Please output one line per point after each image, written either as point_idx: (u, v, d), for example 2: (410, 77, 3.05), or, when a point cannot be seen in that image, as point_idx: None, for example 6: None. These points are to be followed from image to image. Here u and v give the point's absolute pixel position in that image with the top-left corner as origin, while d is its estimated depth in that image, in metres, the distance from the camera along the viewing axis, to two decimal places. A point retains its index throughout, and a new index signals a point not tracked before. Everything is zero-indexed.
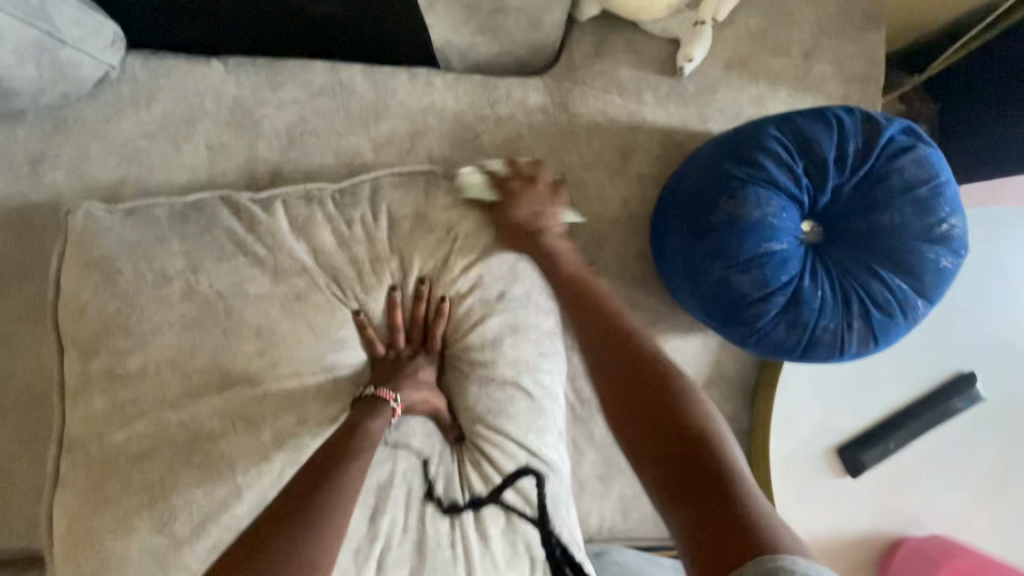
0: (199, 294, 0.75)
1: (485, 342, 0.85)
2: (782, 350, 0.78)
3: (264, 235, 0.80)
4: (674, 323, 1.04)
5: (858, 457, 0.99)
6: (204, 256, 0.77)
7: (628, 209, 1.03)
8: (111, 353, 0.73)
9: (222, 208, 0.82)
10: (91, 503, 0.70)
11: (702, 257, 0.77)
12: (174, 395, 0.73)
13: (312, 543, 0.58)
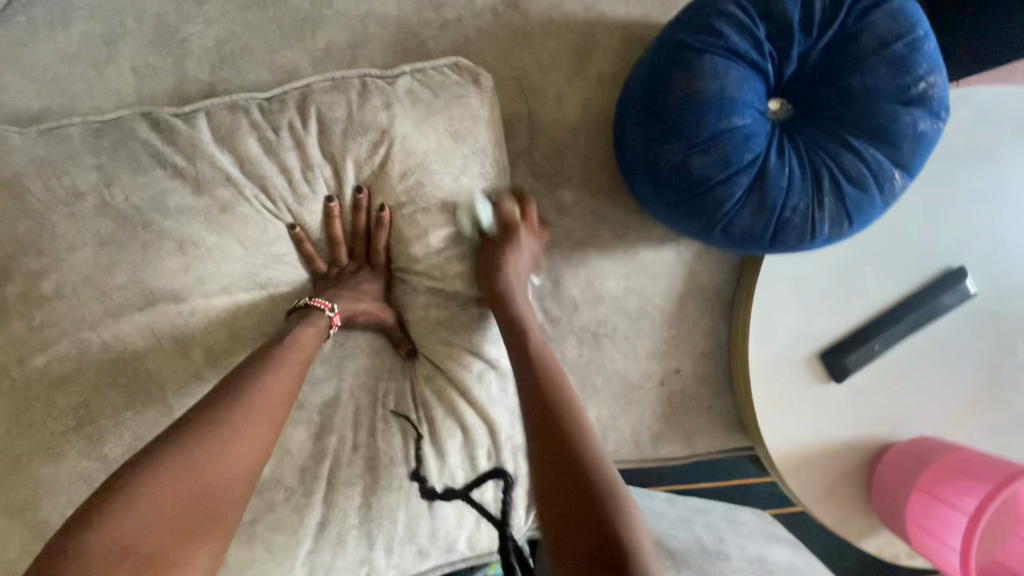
0: (117, 212, 0.74)
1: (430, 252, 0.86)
2: (752, 239, 0.72)
3: (186, 147, 0.79)
4: (645, 235, 0.98)
5: (841, 361, 0.95)
6: (125, 170, 0.77)
7: (589, 114, 0.96)
8: (28, 275, 0.72)
9: (142, 123, 0.82)
10: (33, 423, 0.71)
11: (660, 139, 0.71)
12: (95, 316, 0.72)
13: (227, 441, 0.58)
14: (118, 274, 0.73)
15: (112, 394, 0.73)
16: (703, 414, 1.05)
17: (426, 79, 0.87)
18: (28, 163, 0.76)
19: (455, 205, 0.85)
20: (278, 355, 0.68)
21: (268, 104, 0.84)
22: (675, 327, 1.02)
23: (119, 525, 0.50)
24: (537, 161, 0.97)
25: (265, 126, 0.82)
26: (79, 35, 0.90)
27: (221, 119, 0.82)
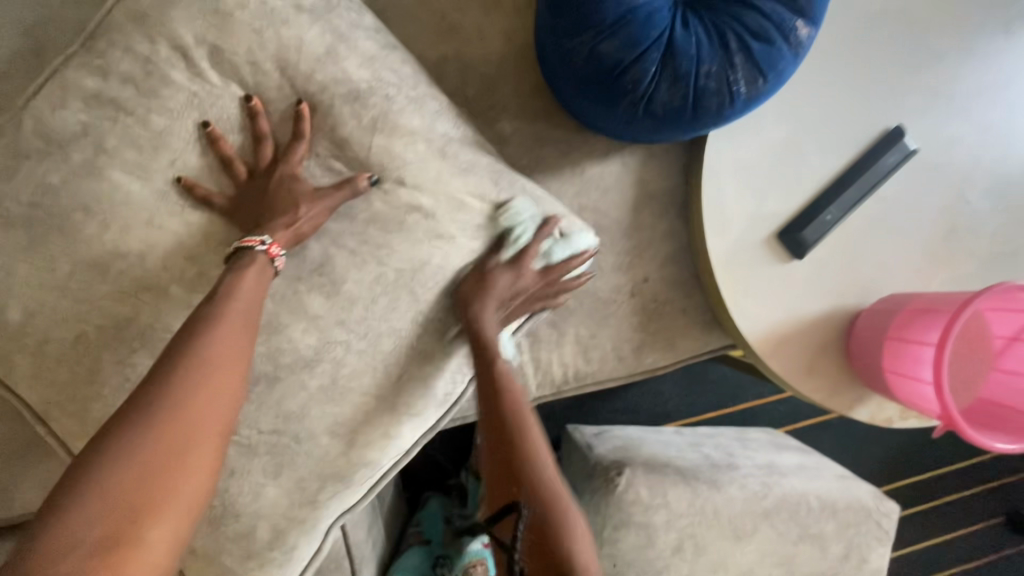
0: (62, 213, 0.74)
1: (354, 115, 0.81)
2: (672, 116, 0.75)
3: (110, 123, 0.76)
4: (589, 151, 1.01)
5: (799, 237, 0.97)
6: (60, 159, 0.75)
7: (513, 43, 0.99)
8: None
9: (45, 105, 0.76)
10: (56, 411, 0.78)
11: (572, 33, 0.74)
12: (58, 317, 0.75)
13: (170, 425, 0.61)
14: (77, 265, 0.75)
15: (106, 375, 0.76)
16: (680, 317, 1.07)
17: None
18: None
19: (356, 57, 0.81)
20: (219, 308, 0.70)
21: (165, 55, 0.77)
22: (634, 237, 1.04)
23: (112, 480, 0.56)
24: (471, 97, 0.99)
25: (174, 84, 0.77)
26: (6, 49, 0.92)
27: (138, 79, 0.76)
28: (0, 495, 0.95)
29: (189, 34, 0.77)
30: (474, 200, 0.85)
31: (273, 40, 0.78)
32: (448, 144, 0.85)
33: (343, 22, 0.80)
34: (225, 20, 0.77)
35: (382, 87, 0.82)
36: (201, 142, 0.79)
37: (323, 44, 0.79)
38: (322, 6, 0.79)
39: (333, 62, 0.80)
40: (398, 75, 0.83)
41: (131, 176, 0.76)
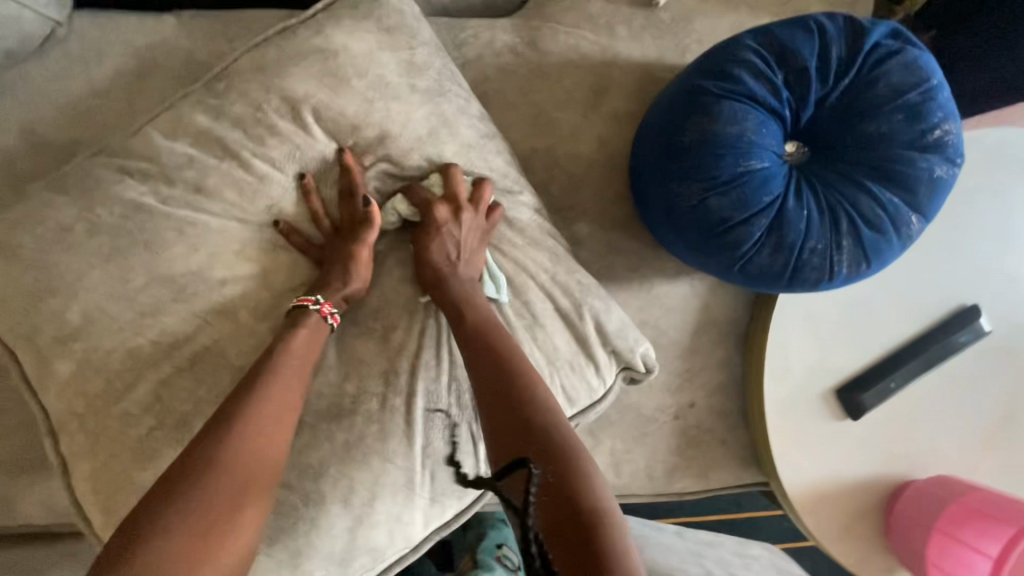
0: (137, 262, 0.74)
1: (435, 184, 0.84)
2: (771, 281, 0.75)
3: (217, 160, 0.79)
4: (660, 269, 0.99)
5: (857, 398, 0.95)
6: (157, 198, 0.77)
7: (606, 150, 0.98)
8: (41, 335, 0.72)
9: (159, 134, 0.79)
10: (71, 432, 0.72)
11: (682, 178, 0.73)
12: (99, 362, 0.72)
13: (222, 483, 0.59)
14: (139, 316, 0.73)
15: (133, 434, 0.71)
16: (718, 448, 1.05)
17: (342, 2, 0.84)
18: (78, 180, 0.78)
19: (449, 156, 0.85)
20: (272, 366, 0.69)
21: (275, 104, 0.80)
22: (689, 360, 1.02)
23: (168, 539, 0.54)
24: (554, 195, 0.98)
25: (282, 135, 0.80)
26: (112, 70, 0.93)
27: (249, 125, 0.79)
28: None
29: (307, 91, 0.80)
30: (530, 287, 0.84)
31: (384, 111, 0.82)
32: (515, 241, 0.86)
33: (451, 107, 0.85)
34: (346, 96, 0.81)
35: (476, 182, 0.85)
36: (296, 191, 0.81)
37: (428, 125, 0.84)
38: (434, 89, 0.84)
39: (434, 144, 0.84)
40: (489, 163, 0.87)
41: (219, 208, 0.78)
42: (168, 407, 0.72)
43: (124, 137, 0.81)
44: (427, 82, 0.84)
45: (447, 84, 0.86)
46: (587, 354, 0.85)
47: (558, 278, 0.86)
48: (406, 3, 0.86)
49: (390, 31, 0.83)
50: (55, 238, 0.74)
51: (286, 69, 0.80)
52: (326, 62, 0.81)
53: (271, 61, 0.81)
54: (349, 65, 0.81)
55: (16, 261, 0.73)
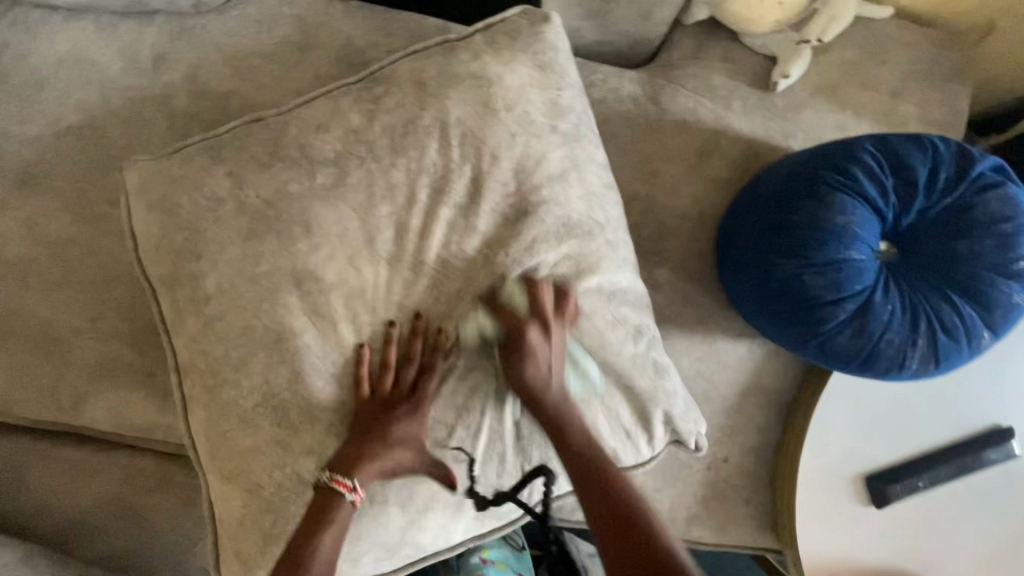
0: (270, 212, 0.77)
1: (547, 225, 0.82)
2: (841, 361, 0.82)
3: (362, 155, 0.80)
4: (725, 326, 1.06)
5: (884, 489, 1.00)
6: (297, 161, 0.80)
7: (700, 208, 1.06)
8: (174, 260, 0.77)
9: (313, 124, 0.81)
10: (191, 377, 0.77)
11: (783, 252, 0.80)
12: (216, 302, 0.76)
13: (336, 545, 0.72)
14: (257, 266, 0.76)
15: (229, 377, 0.75)
16: (740, 506, 1.09)
17: (501, 27, 0.86)
18: (235, 149, 0.80)
19: (570, 180, 0.84)
20: (374, 437, 0.74)
21: (427, 122, 0.81)
22: (732, 418, 1.08)
23: None
24: (643, 237, 1.06)
25: (428, 152, 0.80)
26: (277, 37, 1.02)
27: (398, 134, 0.81)
28: (77, 399, 0.98)
29: (458, 110, 0.81)
30: (618, 346, 0.84)
31: (522, 146, 0.82)
32: (616, 293, 0.85)
33: (583, 154, 0.85)
34: (493, 116, 0.82)
35: (591, 225, 0.84)
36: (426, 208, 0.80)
37: (561, 167, 0.84)
38: (572, 134, 0.85)
39: (561, 184, 0.83)
40: (606, 216, 0.86)
41: (350, 210, 0.78)
42: (273, 390, 0.74)
43: (280, 114, 0.84)
44: (567, 126, 0.85)
45: (584, 131, 0.86)
46: (644, 428, 0.87)
47: (639, 344, 0.86)
48: (561, 39, 0.87)
49: (544, 69, 0.84)
50: (208, 208, 0.77)
51: (444, 91, 0.82)
52: (481, 88, 0.82)
53: (431, 80, 0.83)
54: (502, 99, 0.82)
55: (172, 218, 0.77)
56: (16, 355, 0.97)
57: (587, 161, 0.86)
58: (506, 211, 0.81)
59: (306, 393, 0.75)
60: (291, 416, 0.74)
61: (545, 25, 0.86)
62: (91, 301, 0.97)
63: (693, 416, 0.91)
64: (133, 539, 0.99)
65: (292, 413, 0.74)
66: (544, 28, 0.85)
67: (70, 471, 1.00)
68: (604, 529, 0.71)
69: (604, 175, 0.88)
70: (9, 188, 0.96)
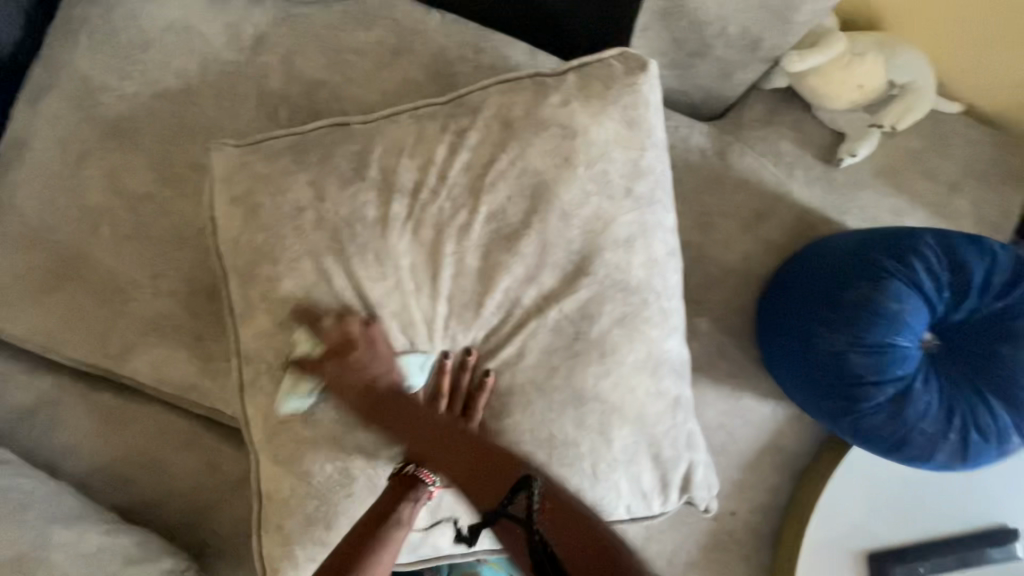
0: (354, 214, 0.80)
1: (607, 282, 0.85)
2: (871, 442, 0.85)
3: (442, 180, 0.82)
4: (754, 385, 1.08)
5: (885, 570, 1.01)
6: (381, 168, 0.82)
7: (749, 266, 1.08)
8: (253, 240, 0.80)
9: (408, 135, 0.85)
10: (255, 364, 0.80)
11: (831, 327, 0.84)
12: (289, 285, 0.79)
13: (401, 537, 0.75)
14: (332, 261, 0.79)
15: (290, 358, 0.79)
16: (739, 561, 1.11)
17: (593, 72, 0.87)
18: (319, 156, 0.84)
19: (636, 244, 0.86)
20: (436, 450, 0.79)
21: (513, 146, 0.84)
22: (746, 474, 1.10)
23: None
24: (689, 286, 1.09)
25: (496, 194, 0.83)
26: (374, 37, 1.06)
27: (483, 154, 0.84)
28: (124, 350, 1.01)
29: (540, 155, 0.83)
30: (656, 417, 0.87)
31: (594, 206, 0.84)
32: (662, 364, 0.87)
33: (652, 220, 0.87)
34: (570, 169, 0.83)
35: (647, 290, 0.86)
36: (489, 245, 0.83)
37: (629, 230, 0.85)
38: (647, 198, 0.86)
39: (628, 248, 0.85)
40: (664, 286, 0.87)
41: (427, 233, 0.81)
42: (336, 394, 0.78)
43: (369, 124, 0.85)
44: (642, 188, 0.86)
45: (658, 195, 0.87)
46: (662, 493, 0.90)
47: (674, 416, 0.89)
48: (650, 97, 0.88)
49: (630, 126, 0.86)
50: (290, 215, 0.80)
51: (530, 135, 0.84)
52: (567, 140, 0.84)
53: (518, 119, 0.84)
54: (585, 149, 0.84)
55: (261, 199, 0.82)
56: (77, 298, 1.01)
57: (654, 226, 0.87)
58: (566, 268, 0.84)
59: (356, 399, 0.78)
60: (352, 418, 0.79)
61: (637, 81, 0.86)
62: (156, 263, 1.01)
63: (709, 489, 0.94)
64: (152, 493, 1.02)
65: (352, 416, 0.79)
66: (638, 79, 0.87)
67: (107, 420, 1.03)
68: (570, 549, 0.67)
69: (670, 244, 0.88)
70: (101, 140, 1.00)
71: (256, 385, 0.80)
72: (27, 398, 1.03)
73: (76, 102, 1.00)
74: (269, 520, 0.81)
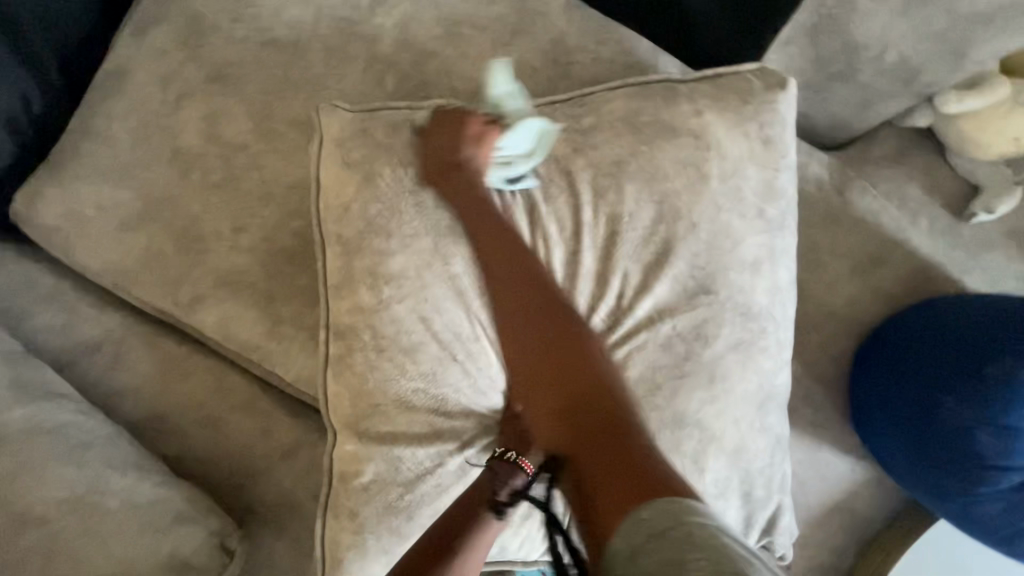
0: None
1: (722, 302, 0.79)
2: (934, 489, 0.88)
3: (564, 178, 0.78)
4: (837, 438, 1.02)
5: None
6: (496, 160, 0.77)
7: (852, 313, 1.01)
8: (359, 215, 0.77)
9: (528, 129, 0.79)
10: (348, 341, 0.78)
11: (962, 401, 0.83)
12: (390, 267, 0.76)
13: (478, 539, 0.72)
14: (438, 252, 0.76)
15: (384, 342, 0.77)
16: None
17: (731, 83, 0.81)
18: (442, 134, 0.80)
19: (761, 269, 0.80)
20: None
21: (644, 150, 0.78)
22: (812, 530, 1.03)
23: None
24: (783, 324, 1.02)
25: (626, 198, 0.77)
26: (494, 15, 1.01)
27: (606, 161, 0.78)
28: (193, 299, 0.98)
29: (673, 162, 0.78)
30: (758, 454, 0.83)
31: (725, 222, 0.79)
32: (771, 399, 0.83)
33: (780, 244, 0.81)
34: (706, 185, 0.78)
35: (765, 320, 0.81)
36: (604, 249, 0.77)
37: (758, 253, 0.80)
38: (777, 222, 0.81)
39: (754, 271, 0.80)
40: (784, 314, 0.83)
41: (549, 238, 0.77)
42: (437, 380, 0.78)
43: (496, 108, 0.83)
44: (773, 212, 0.81)
45: (789, 221, 0.82)
46: (746, 532, 0.87)
47: (771, 458, 0.84)
48: (789, 115, 0.82)
49: (767, 144, 0.80)
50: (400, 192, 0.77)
51: (665, 141, 0.78)
52: (702, 151, 0.79)
53: (654, 125, 0.79)
54: (729, 166, 0.79)
55: (368, 173, 0.77)
56: (157, 240, 0.98)
57: (780, 253, 0.82)
58: (688, 284, 0.78)
59: (454, 386, 0.78)
60: (451, 406, 0.78)
61: (777, 95, 0.81)
62: (241, 214, 0.97)
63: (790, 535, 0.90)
64: (205, 448, 0.99)
65: (450, 407, 0.78)
66: (775, 95, 0.81)
67: (170, 366, 1.01)
68: (553, 416, 0.59)
69: (795, 273, 0.83)
70: (204, 83, 0.97)
71: (347, 364, 0.79)
72: (95, 333, 1.02)
73: (186, 41, 0.98)
74: (339, 504, 0.80)
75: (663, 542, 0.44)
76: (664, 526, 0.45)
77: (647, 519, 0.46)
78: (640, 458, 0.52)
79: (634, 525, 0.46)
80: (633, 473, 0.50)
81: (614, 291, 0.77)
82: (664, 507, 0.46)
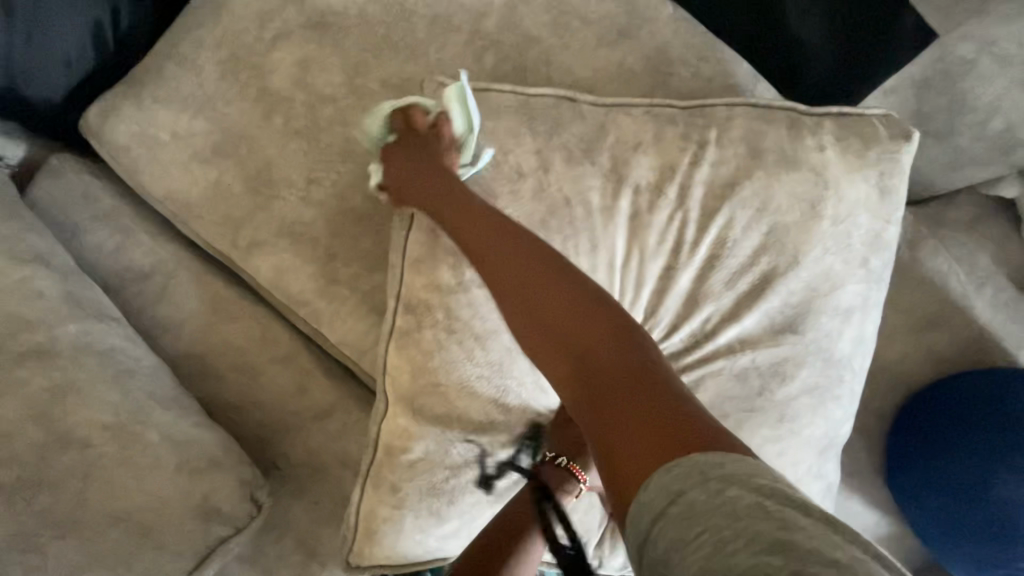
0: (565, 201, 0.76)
1: (804, 344, 0.80)
2: (975, 561, 0.87)
3: (662, 190, 0.77)
4: (866, 490, 1.03)
5: None
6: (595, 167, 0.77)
7: (901, 371, 1.02)
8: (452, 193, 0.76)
9: (632, 141, 0.78)
10: (419, 314, 0.77)
11: (1011, 474, 0.82)
12: None
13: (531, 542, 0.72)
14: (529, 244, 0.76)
15: (457, 324, 0.77)
16: None
17: (855, 126, 0.79)
18: (544, 125, 0.78)
19: (849, 318, 0.81)
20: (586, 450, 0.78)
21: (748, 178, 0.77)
22: None
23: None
24: None
25: (721, 221, 0.77)
26: (603, 11, 0.99)
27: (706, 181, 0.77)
28: (250, 245, 0.96)
29: (784, 193, 0.77)
30: (807, 498, 0.85)
31: (826, 266, 0.79)
32: (830, 447, 0.85)
33: (875, 298, 0.82)
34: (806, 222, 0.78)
35: (843, 368, 0.82)
36: (698, 271, 0.78)
37: (850, 303, 0.81)
38: (876, 276, 0.81)
39: (844, 318, 0.81)
40: (861, 367, 0.84)
41: (639, 246, 0.77)
42: (505, 371, 0.78)
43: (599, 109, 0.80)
44: (877, 264, 0.81)
45: (886, 277, 0.82)
46: None
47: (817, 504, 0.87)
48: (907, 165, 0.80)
49: (883, 195, 0.79)
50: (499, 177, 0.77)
51: (774, 171, 0.77)
52: (816, 187, 0.77)
53: (767, 154, 0.78)
54: (832, 206, 0.78)
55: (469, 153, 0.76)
56: (225, 180, 0.96)
57: (869, 305, 0.82)
58: (777, 319, 0.80)
59: (519, 381, 0.78)
60: (511, 400, 0.78)
61: (902, 146, 0.79)
62: (314, 170, 0.95)
63: None
64: (237, 397, 0.97)
65: (509, 400, 0.78)
66: (901, 147, 0.79)
67: (214, 309, 0.99)
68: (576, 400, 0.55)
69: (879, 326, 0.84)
70: (302, 28, 0.95)
71: (414, 338, 0.78)
72: (144, 263, 0.99)
73: None
74: (382, 476, 0.79)
75: (686, 512, 0.40)
76: (681, 488, 0.41)
77: (669, 485, 0.42)
78: (675, 420, 0.47)
79: (648, 499, 0.43)
80: (659, 422, 0.47)
81: (703, 319, 0.79)
82: (688, 470, 0.42)
